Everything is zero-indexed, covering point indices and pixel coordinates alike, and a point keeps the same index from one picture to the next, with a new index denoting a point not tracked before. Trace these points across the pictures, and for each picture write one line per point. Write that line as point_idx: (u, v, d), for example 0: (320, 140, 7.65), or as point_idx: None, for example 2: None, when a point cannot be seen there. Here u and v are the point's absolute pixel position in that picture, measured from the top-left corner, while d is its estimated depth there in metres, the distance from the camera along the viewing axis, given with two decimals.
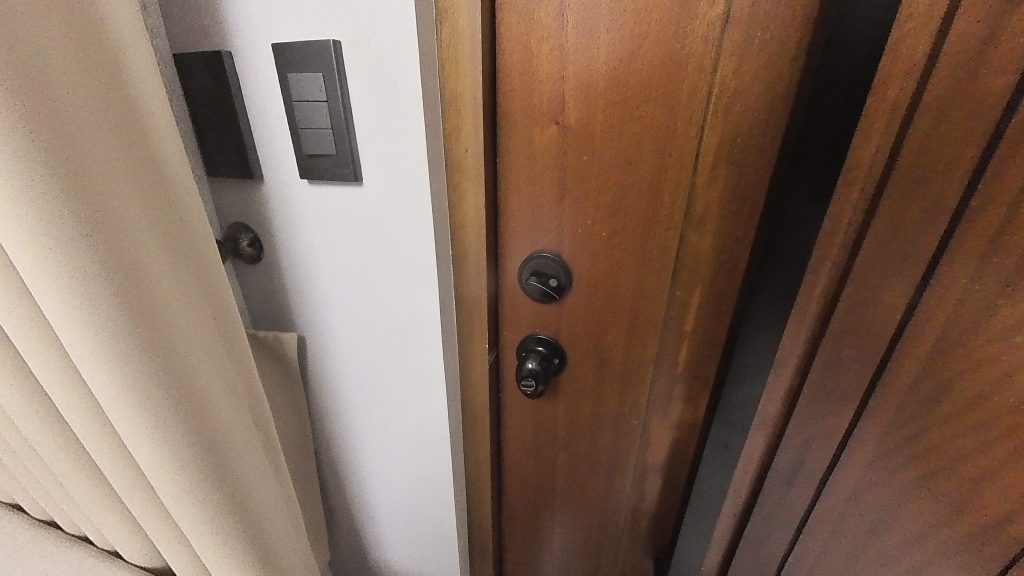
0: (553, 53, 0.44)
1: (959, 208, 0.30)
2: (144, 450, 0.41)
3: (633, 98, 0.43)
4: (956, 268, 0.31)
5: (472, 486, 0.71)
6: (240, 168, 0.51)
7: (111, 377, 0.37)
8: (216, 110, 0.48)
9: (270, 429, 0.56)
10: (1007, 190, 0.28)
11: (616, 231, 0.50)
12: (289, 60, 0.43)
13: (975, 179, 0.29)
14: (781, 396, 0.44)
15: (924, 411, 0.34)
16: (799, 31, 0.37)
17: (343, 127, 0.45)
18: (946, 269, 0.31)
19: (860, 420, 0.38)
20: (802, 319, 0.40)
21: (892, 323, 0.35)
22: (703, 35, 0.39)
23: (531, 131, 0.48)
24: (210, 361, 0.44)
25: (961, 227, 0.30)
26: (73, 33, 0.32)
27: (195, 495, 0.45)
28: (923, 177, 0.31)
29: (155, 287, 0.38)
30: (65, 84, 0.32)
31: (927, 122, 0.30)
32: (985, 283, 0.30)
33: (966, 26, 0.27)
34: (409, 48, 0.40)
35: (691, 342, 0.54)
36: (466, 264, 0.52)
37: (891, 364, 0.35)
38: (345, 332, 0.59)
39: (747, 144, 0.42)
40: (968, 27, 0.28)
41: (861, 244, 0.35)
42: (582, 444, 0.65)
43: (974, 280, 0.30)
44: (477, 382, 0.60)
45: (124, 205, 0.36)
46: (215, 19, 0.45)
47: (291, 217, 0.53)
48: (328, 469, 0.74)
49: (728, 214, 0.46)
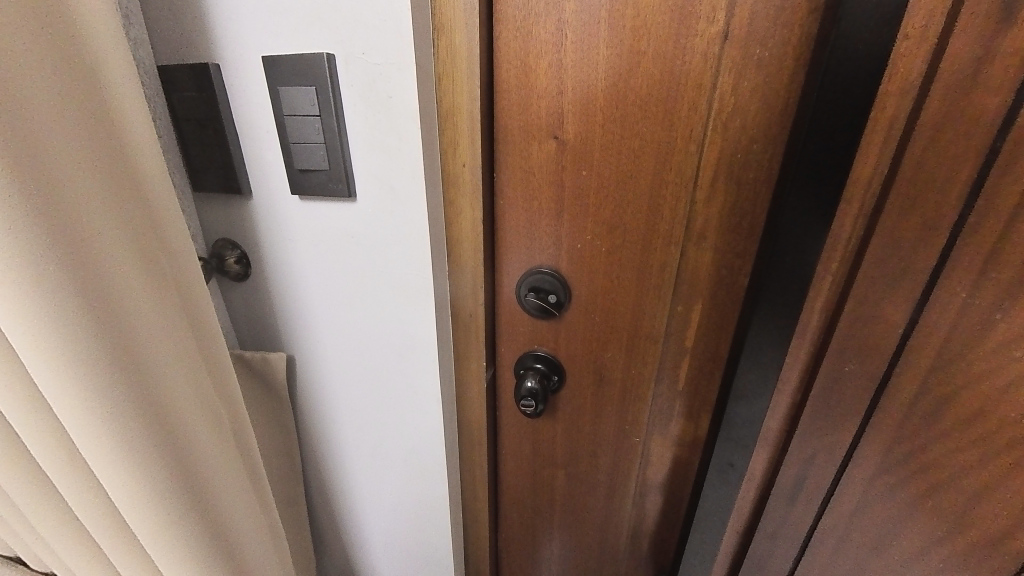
0: (551, 68, 0.43)
1: (958, 224, 0.30)
2: (116, 482, 0.38)
3: (632, 115, 0.43)
4: (954, 284, 0.31)
5: (467, 507, 0.69)
6: (227, 183, 0.49)
7: (83, 408, 0.35)
8: (201, 123, 0.46)
9: (254, 453, 0.53)
10: (1002, 207, 0.28)
11: (616, 248, 0.49)
12: (280, 72, 0.42)
13: (971, 196, 0.29)
14: (782, 413, 0.42)
15: (925, 427, 0.34)
16: (796, 50, 0.38)
17: (337, 142, 0.43)
18: (944, 285, 0.31)
19: (862, 438, 0.37)
20: (804, 336, 0.39)
21: (893, 341, 0.34)
22: (702, 52, 0.39)
23: (528, 146, 0.47)
24: (192, 386, 0.41)
25: (960, 243, 0.30)
26: (47, 43, 0.30)
27: (172, 528, 0.42)
28: (922, 195, 0.31)
29: (133, 308, 0.36)
30: (41, 98, 0.30)
31: (925, 139, 0.30)
32: (983, 298, 0.30)
33: (962, 46, 0.28)
34: (405, 63, 0.39)
35: (691, 358, 0.53)
36: (462, 280, 0.51)
37: (891, 382, 0.35)
38: (337, 352, 0.57)
39: (746, 161, 0.42)
40: (962, 48, 0.28)
41: (863, 258, 0.34)
42: (581, 462, 0.64)
43: (971, 295, 0.30)
44: (472, 401, 0.58)
45: (102, 226, 0.34)
46: (202, 30, 0.43)
47: (279, 234, 0.51)
48: (317, 495, 0.71)
49: (727, 229, 0.45)
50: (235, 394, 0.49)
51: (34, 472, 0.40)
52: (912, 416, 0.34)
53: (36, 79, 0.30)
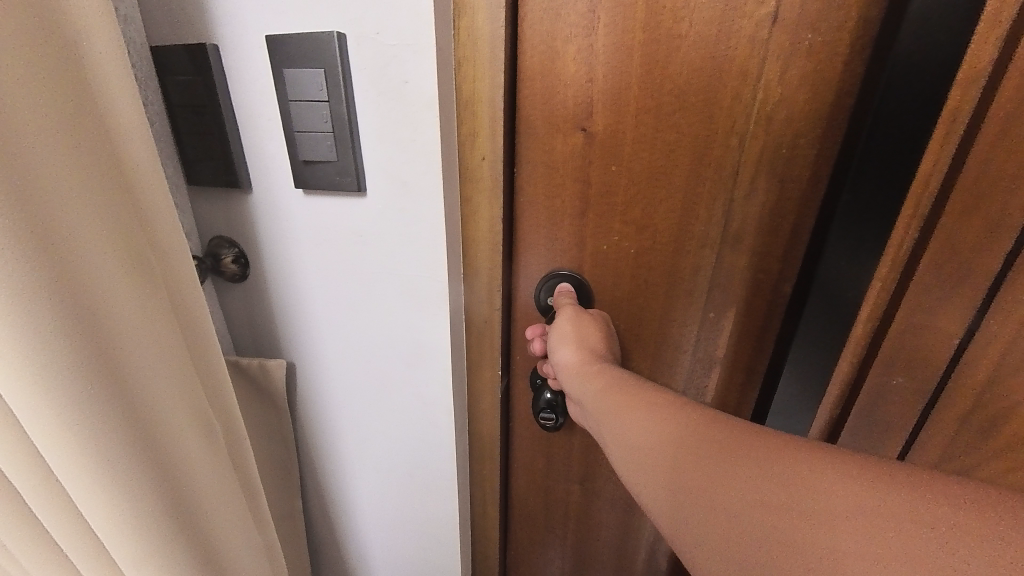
0: (580, 52, 0.40)
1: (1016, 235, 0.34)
2: (97, 506, 0.34)
3: (668, 104, 0.40)
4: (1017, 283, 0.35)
5: (476, 523, 0.65)
6: (223, 175, 0.45)
7: (57, 427, 0.31)
8: (196, 109, 0.42)
9: (250, 467, 0.49)
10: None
11: (628, 320, 0.50)
12: (286, 53, 0.38)
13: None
14: (826, 416, 0.44)
15: (980, 439, 0.39)
16: (847, 41, 0.36)
17: (346, 131, 0.40)
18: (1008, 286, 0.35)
19: (918, 434, 0.42)
20: (854, 342, 0.41)
21: (943, 340, 0.39)
22: (749, 35, 0.36)
23: (553, 139, 0.44)
24: (181, 397, 0.38)
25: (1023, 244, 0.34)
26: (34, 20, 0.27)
27: (162, 555, 0.38)
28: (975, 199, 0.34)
29: (118, 316, 0.32)
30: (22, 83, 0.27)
31: (995, 130, 0.33)
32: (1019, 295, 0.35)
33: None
34: (423, 43, 0.35)
35: (723, 367, 0.51)
36: (477, 284, 0.48)
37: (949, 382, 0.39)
38: (341, 358, 0.53)
39: (791, 157, 0.40)
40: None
41: (918, 264, 0.37)
42: (599, 477, 0.60)
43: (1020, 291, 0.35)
44: (486, 411, 0.55)
45: (86, 224, 0.30)
46: (199, 7, 0.39)
47: (282, 234, 0.47)
48: (316, 509, 0.66)
49: (766, 230, 0.43)
50: (231, 407, 0.46)
51: (24, 514, 0.35)
52: (962, 430, 0.39)
53: (14, 59, 0.26)
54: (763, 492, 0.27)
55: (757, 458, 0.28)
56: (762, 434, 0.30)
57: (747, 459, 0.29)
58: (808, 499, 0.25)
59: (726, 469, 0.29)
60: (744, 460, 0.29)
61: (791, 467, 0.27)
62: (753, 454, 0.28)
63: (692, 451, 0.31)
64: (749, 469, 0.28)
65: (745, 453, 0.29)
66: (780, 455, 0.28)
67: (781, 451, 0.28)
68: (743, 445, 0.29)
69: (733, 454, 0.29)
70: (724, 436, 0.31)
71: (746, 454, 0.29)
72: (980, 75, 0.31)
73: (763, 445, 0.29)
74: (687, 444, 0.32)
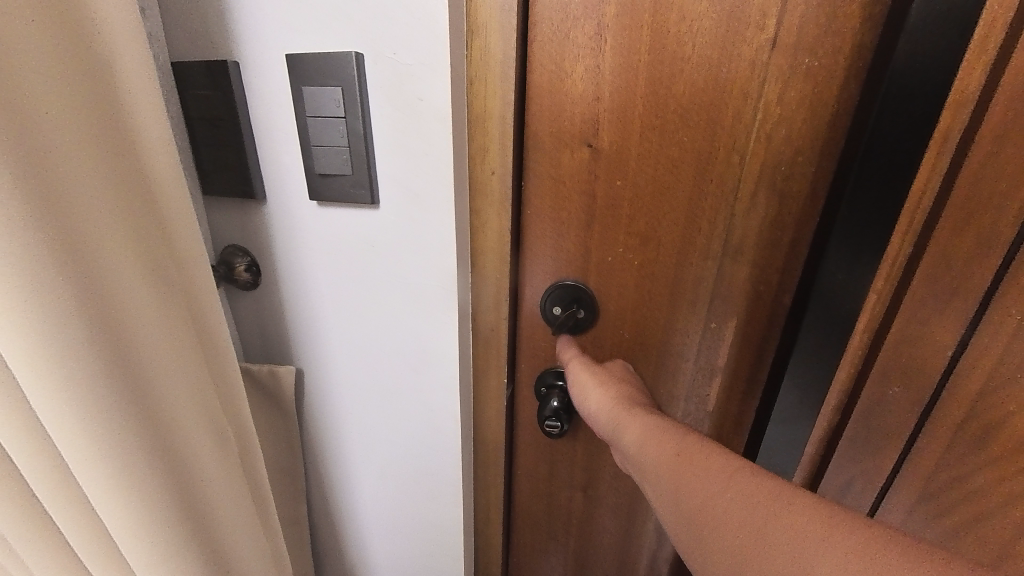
0: (586, 72, 0.41)
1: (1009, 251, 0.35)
2: (112, 511, 0.35)
3: (671, 122, 0.41)
4: (1010, 300, 0.36)
5: (479, 529, 0.66)
6: (240, 186, 0.46)
7: (78, 433, 0.31)
8: (215, 123, 0.44)
9: (260, 475, 0.49)
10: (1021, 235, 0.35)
11: (631, 329, 0.51)
12: (304, 71, 0.40)
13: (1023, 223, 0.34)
14: (824, 424, 0.45)
15: (974, 450, 0.40)
16: (844, 64, 0.38)
17: (361, 146, 0.41)
18: (999, 301, 0.36)
19: (913, 444, 0.43)
20: (853, 352, 0.42)
21: (938, 351, 0.39)
22: (749, 58, 0.38)
23: (559, 154, 0.45)
24: (196, 403, 0.39)
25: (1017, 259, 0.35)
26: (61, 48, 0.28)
27: (173, 559, 0.38)
28: (968, 218, 0.36)
29: (138, 324, 0.34)
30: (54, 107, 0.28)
31: (988, 148, 0.34)
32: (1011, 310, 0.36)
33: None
34: (439, 64, 0.37)
35: (724, 376, 0.52)
36: (484, 293, 0.49)
37: (945, 392, 0.40)
38: (349, 364, 0.54)
39: (789, 173, 0.42)
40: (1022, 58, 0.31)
41: (915, 277, 0.38)
42: (602, 483, 0.61)
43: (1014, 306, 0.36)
44: (491, 417, 0.56)
45: (108, 238, 0.32)
46: (220, 25, 0.41)
47: (295, 244, 0.49)
48: (320, 514, 0.67)
49: (766, 243, 0.45)
50: (244, 415, 0.46)
51: None
52: (959, 439, 0.40)
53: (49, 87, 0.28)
54: (767, 551, 0.29)
55: (776, 518, 0.30)
56: (779, 496, 0.31)
57: (762, 518, 0.31)
58: (807, 557, 0.28)
59: (737, 523, 0.31)
60: (765, 519, 0.31)
61: (808, 534, 0.29)
62: (767, 515, 0.31)
63: (713, 500, 0.33)
64: (759, 528, 0.30)
65: (759, 513, 0.31)
66: (792, 521, 0.30)
67: (796, 517, 0.30)
68: (759, 505, 0.31)
69: (747, 512, 0.31)
70: (743, 493, 0.32)
71: (760, 514, 0.31)
72: (970, 98, 0.32)
73: (783, 506, 0.31)
74: (705, 495, 0.34)
